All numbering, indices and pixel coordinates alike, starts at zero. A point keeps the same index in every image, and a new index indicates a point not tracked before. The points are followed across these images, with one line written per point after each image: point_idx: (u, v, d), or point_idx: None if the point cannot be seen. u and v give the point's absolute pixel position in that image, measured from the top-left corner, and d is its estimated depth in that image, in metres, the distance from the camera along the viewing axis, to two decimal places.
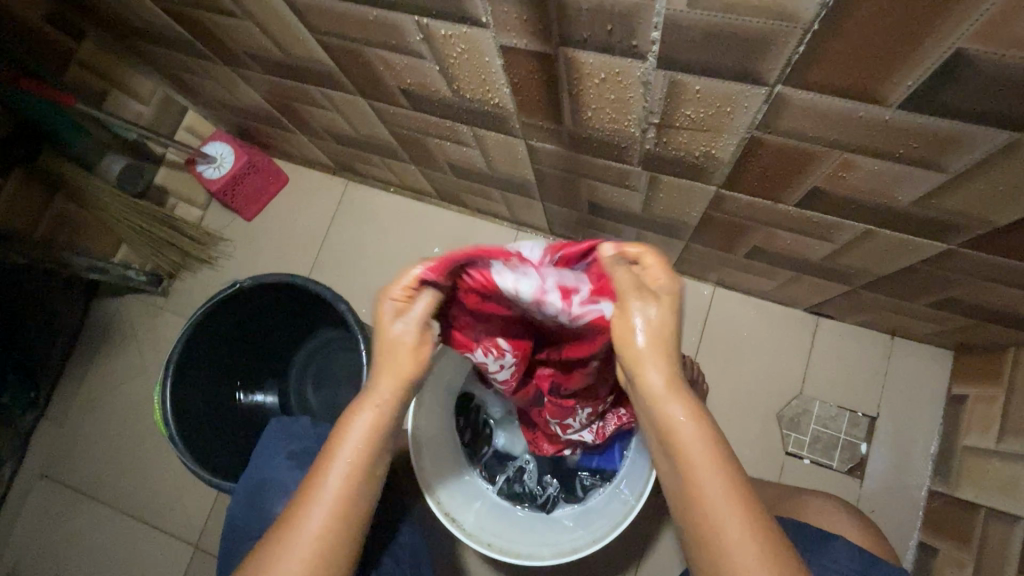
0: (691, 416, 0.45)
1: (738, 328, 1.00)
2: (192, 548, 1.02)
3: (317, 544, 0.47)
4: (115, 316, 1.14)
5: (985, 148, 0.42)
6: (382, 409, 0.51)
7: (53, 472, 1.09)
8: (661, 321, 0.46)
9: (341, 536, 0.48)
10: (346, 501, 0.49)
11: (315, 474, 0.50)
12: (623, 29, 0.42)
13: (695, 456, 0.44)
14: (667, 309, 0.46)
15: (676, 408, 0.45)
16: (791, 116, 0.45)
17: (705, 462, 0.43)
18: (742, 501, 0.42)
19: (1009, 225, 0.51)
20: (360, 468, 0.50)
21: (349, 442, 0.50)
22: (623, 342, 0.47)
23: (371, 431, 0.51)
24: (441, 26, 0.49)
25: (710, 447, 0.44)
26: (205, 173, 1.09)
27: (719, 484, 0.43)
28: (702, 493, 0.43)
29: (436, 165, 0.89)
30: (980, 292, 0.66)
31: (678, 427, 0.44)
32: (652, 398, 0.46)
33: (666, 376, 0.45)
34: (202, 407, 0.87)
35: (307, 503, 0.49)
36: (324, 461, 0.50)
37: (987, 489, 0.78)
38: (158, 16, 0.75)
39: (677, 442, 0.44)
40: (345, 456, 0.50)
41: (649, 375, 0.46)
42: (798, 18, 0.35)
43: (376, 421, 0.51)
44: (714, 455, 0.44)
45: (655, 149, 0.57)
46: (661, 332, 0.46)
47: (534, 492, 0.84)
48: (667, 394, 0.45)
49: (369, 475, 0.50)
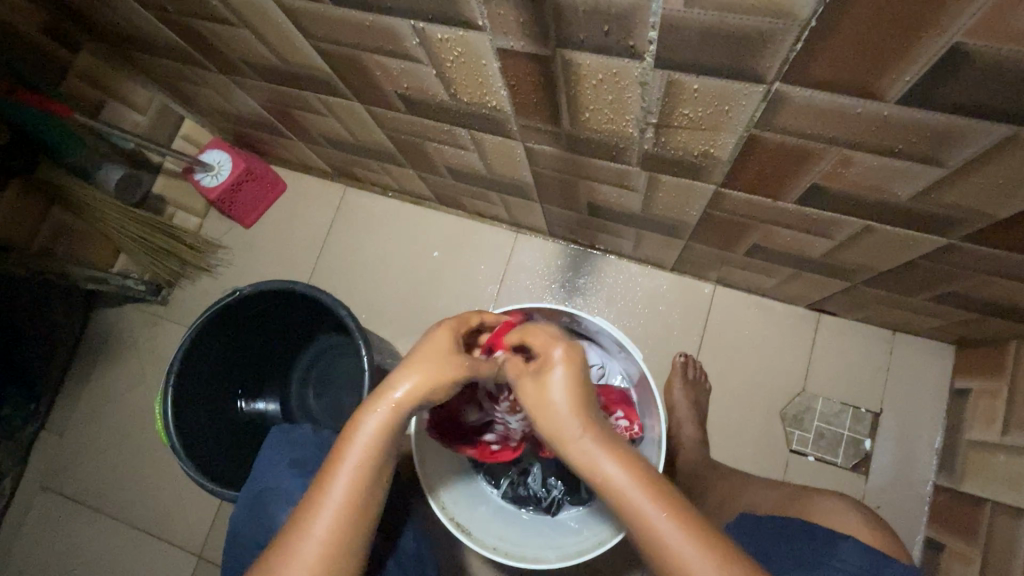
0: (625, 464, 0.48)
1: (738, 326, 1.00)
2: (195, 558, 1.02)
3: (324, 549, 0.47)
4: (114, 326, 1.13)
5: (985, 140, 0.41)
6: (391, 411, 0.51)
7: (54, 485, 1.09)
8: (569, 388, 0.51)
9: (346, 541, 0.48)
10: (351, 506, 0.49)
11: (323, 477, 0.50)
12: (619, 29, 0.42)
13: (637, 501, 0.46)
14: (570, 371, 0.52)
15: (609, 465, 0.48)
16: (790, 113, 0.45)
17: (649, 504, 0.46)
18: (689, 527, 0.45)
19: (1008, 218, 0.51)
20: (366, 471, 0.50)
21: (355, 447, 0.50)
22: (547, 419, 0.51)
23: (379, 432, 0.51)
24: (437, 29, 0.49)
25: (646, 488, 0.47)
26: (203, 181, 1.08)
27: (666, 517, 0.45)
28: (656, 536, 0.45)
29: (435, 169, 0.89)
30: (980, 286, 0.66)
31: (616, 479, 0.47)
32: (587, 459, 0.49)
33: (593, 432, 0.49)
34: (203, 416, 0.86)
35: (314, 507, 0.49)
36: (332, 466, 0.50)
37: (992, 484, 0.78)
38: (153, 25, 0.75)
39: (617, 493, 0.47)
40: (352, 457, 0.50)
41: (577, 434, 0.50)
42: (795, 15, 0.35)
43: (382, 426, 0.51)
44: (652, 494, 0.47)
45: (653, 149, 0.57)
46: (575, 395, 0.51)
47: (538, 494, 0.81)
48: (597, 451, 0.49)
49: (375, 482, 0.50)
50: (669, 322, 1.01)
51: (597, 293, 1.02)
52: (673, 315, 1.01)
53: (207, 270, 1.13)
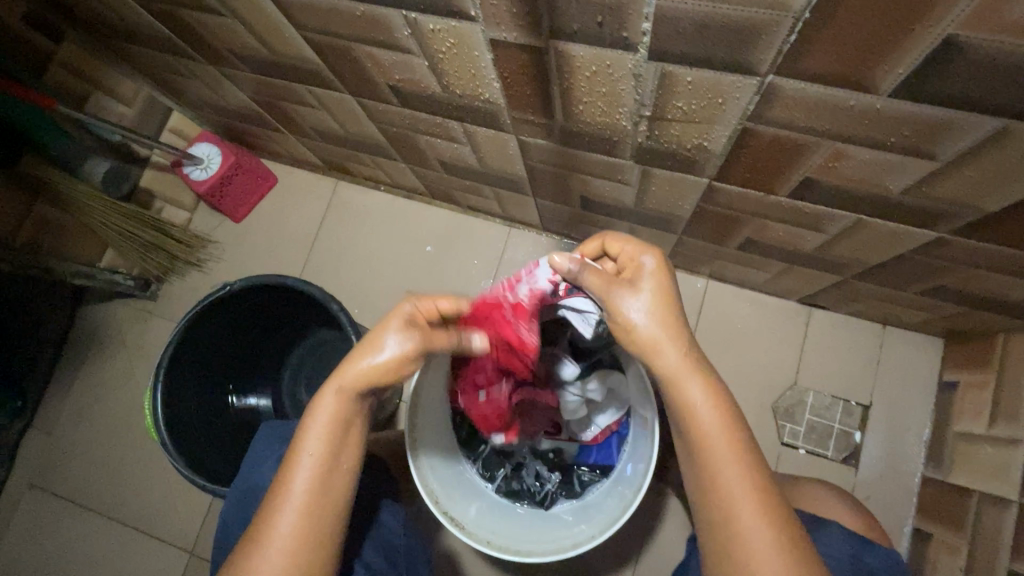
0: (708, 394, 0.49)
1: (731, 319, 1.00)
2: (187, 556, 1.01)
3: (291, 534, 0.49)
4: (102, 322, 1.12)
5: (975, 134, 0.42)
6: (343, 393, 0.52)
7: (42, 482, 1.08)
8: (660, 304, 0.50)
9: (315, 523, 0.50)
10: (314, 492, 0.50)
11: (286, 470, 0.51)
12: (613, 20, 0.41)
13: (713, 442, 0.48)
14: (663, 287, 0.51)
15: (694, 387, 0.49)
16: (783, 106, 0.45)
17: (722, 441, 0.48)
18: (752, 476, 0.47)
19: (997, 211, 0.51)
20: (326, 458, 0.51)
21: (311, 437, 0.52)
22: (632, 334, 0.51)
23: (334, 421, 0.52)
24: (429, 20, 0.49)
25: (724, 425, 0.48)
26: (192, 175, 1.07)
27: (734, 459, 0.47)
28: (719, 478, 0.47)
29: (426, 162, 0.89)
30: (969, 280, 0.67)
31: (694, 406, 0.49)
32: (667, 377, 0.50)
33: (682, 354, 0.49)
34: (194, 412, 0.86)
35: (279, 496, 0.51)
36: (291, 459, 0.52)
37: (979, 474, 0.79)
38: (140, 15, 0.73)
39: (695, 420, 0.49)
40: (310, 449, 0.51)
41: (665, 353, 0.49)
42: (789, 6, 0.35)
43: (338, 413, 0.52)
44: (730, 433, 0.48)
45: (647, 142, 0.57)
46: (661, 310, 0.50)
47: (532, 488, 0.83)
48: (682, 373, 0.49)
49: (334, 464, 0.52)
50: None
51: None
52: None
53: (197, 265, 1.12)
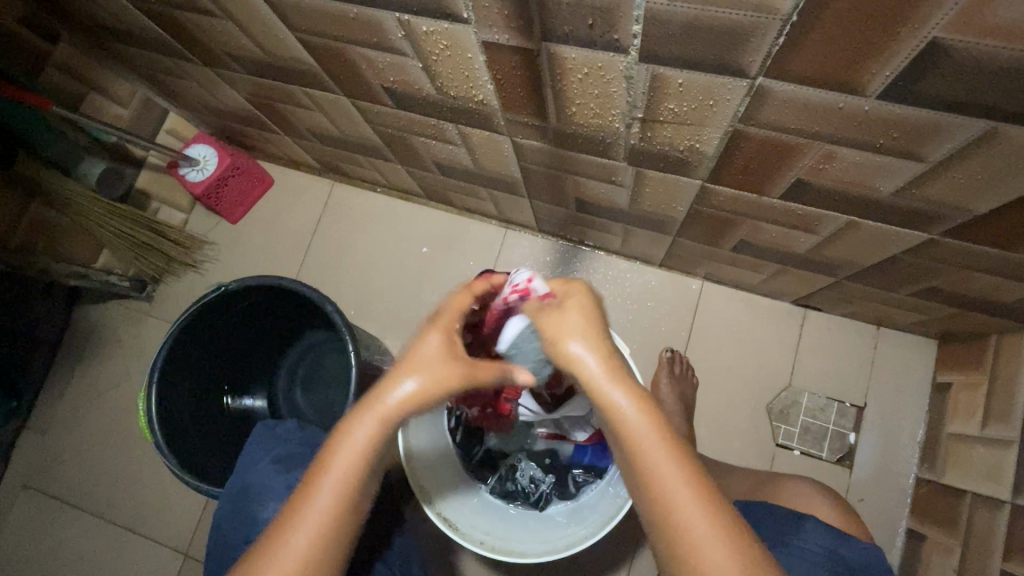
0: (634, 399, 0.44)
1: (725, 321, 1.00)
2: (182, 557, 1.01)
3: (301, 559, 0.44)
4: (98, 323, 1.12)
5: (964, 136, 0.42)
6: (384, 420, 0.46)
7: (37, 484, 1.07)
8: (584, 323, 0.47)
9: (326, 552, 0.45)
10: (334, 520, 0.45)
11: (309, 485, 0.46)
12: (603, 22, 0.42)
13: (650, 449, 0.44)
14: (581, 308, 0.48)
15: (618, 393, 0.45)
16: (773, 108, 0.45)
17: (656, 445, 0.44)
18: (695, 482, 0.43)
19: (986, 213, 0.51)
20: (352, 484, 0.46)
21: (343, 458, 0.46)
22: (557, 355, 0.47)
23: (369, 446, 0.46)
24: (422, 22, 0.49)
25: (659, 434, 0.44)
26: (188, 176, 1.07)
27: (672, 463, 0.43)
28: (662, 492, 0.43)
29: (422, 164, 0.89)
30: (960, 281, 0.67)
31: (622, 411, 0.44)
32: (593, 387, 0.46)
33: (606, 362, 0.46)
34: (189, 413, 0.86)
35: (296, 513, 0.45)
36: (319, 473, 0.46)
37: (972, 475, 0.79)
38: (135, 16, 0.74)
39: (625, 427, 0.44)
40: (339, 469, 0.45)
41: (589, 363, 0.46)
42: (775, 9, 0.36)
43: (376, 439, 0.46)
44: (665, 441, 0.44)
45: (639, 144, 0.57)
46: (585, 329, 0.47)
47: (525, 489, 0.81)
48: (605, 379, 0.45)
49: (360, 494, 0.46)
50: (656, 317, 1.01)
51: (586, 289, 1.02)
52: (661, 311, 1.01)
53: (193, 266, 1.12)
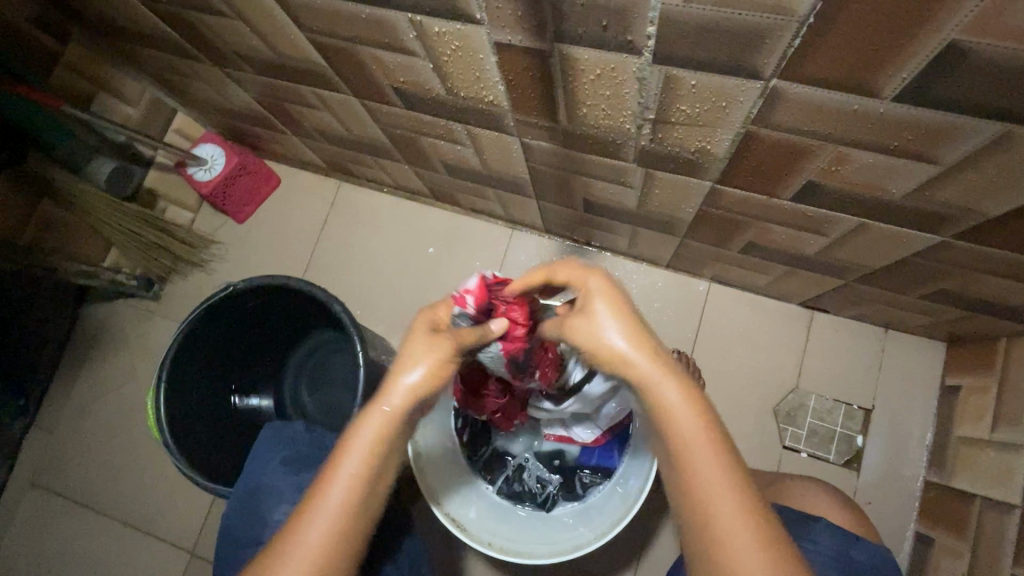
0: (684, 395, 0.46)
1: (732, 322, 1.00)
2: (188, 556, 1.01)
3: (317, 552, 0.45)
4: (106, 321, 1.12)
5: (978, 139, 0.42)
6: (393, 414, 0.48)
7: (44, 481, 1.08)
8: (622, 318, 0.49)
9: (342, 545, 0.46)
10: (348, 514, 0.46)
11: (319, 483, 0.47)
12: (617, 23, 0.42)
13: (695, 446, 0.44)
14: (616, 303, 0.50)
15: (669, 387, 0.46)
16: (787, 110, 0.45)
17: (702, 443, 0.44)
18: (734, 480, 0.43)
19: (999, 216, 0.51)
20: (361, 482, 0.47)
21: (355, 454, 0.47)
22: (600, 347, 0.49)
23: (378, 441, 0.48)
24: (434, 23, 0.49)
25: (704, 426, 0.45)
26: (195, 176, 1.07)
27: (714, 460, 0.43)
28: (700, 484, 0.43)
29: (429, 164, 0.89)
30: (970, 283, 0.67)
31: (671, 405, 0.45)
32: (644, 380, 0.47)
33: (654, 356, 0.47)
34: (196, 411, 0.86)
35: (308, 510, 0.46)
36: (329, 471, 0.47)
37: (981, 479, 0.79)
38: (145, 16, 0.74)
39: (671, 420, 0.45)
40: (351, 466, 0.47)
41: (636, 358, 0.47)
42: (793, 11, 0.36)
43: (385, 433, 0.48)
44: (708, 431, 0.45)
45: (650, 145, 0.57)
46: (626, 325, 0.49)
47: (532, 490, 0.82)
48: (656, 373, 0.46)
49: (372, 488, 0.48)
50: (663, 319, 1.01)
51: None
52: (668, 312, 1.01)
53: (200, 265, 1.12)
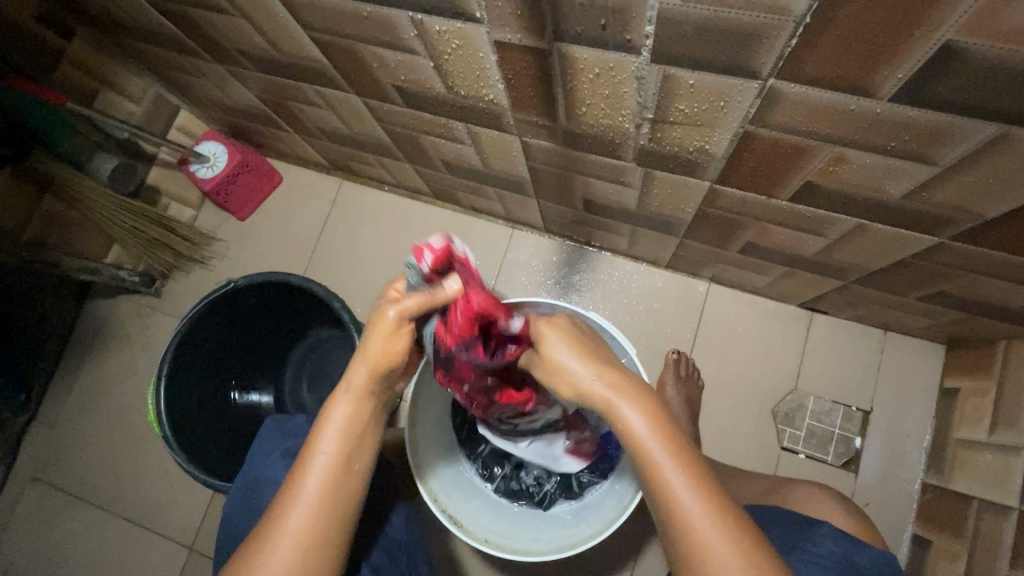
0: (646, 415, 0.46)
1: (732, 323, 1.00)
2: (187, 551, 1.01)
3: (300, 537, 0.48)
4: (107, 317, 1.13)
5: (974, 140, 0.42)
6: (357, 396, 0.52)
7: (45, 476, 1.08)
8: (576, 347, 0.50)
9: (323, 528, 0.49)
10: (327, 495, 0.50)
11: (297, 471, 0.50)
12: (616, 22, 0.42)
13: (663, 464, 0.45)
14: (571, 335, 0.52)
15: (630, 411, 0.46)
16: (784, 109, 0.45)
17: (669, 460, 0.45)
18: (706, 490, 0.44)
19: (997, 217, 0.51)
20: (336, 465, 0.51)
21: (328, 436, 0.51)
22: (561, 377, 0.50)
23: (348, 421, 0.52)
24: (435, 21, 0.50)
25: (669, 444, 0.45)
26: (198, 173, 1.07)
27: (681, 474, 0.44)
28: (669, 499, 0.44)
29: (430, 162, 0.89)
30: (969, 286, 0.67)
31: (633, 427, 0.46)
32: (605, 404, 0.47)
33: (612, 382, 0.48)
34: (196, 407, 0.86)
35: (287, 500, 0.49)
36: (305, 457, 0.51)
37: (978, 482, 0.79)
38: (149, 13, 0.74)
39: (634, 442, 0.46)
40: (325, 449, 0.51)
41: (593, 384, 0.48)
42: (790, 11, 0.36)
43: (353, 414, 0.52)
44: (673, 446, 0.45)
45: (649, 145, 0.57)
46: (582, 353, 0.50)
47: (530, 489, 0.82)
48: (615, 396, 0.47)
49: (349, 466, 0.51)
50: (663, 319, 1.01)
51: (592, 290, 1.03)
52: (667, 313, 1.02)
53: (202, 262, 1.13)
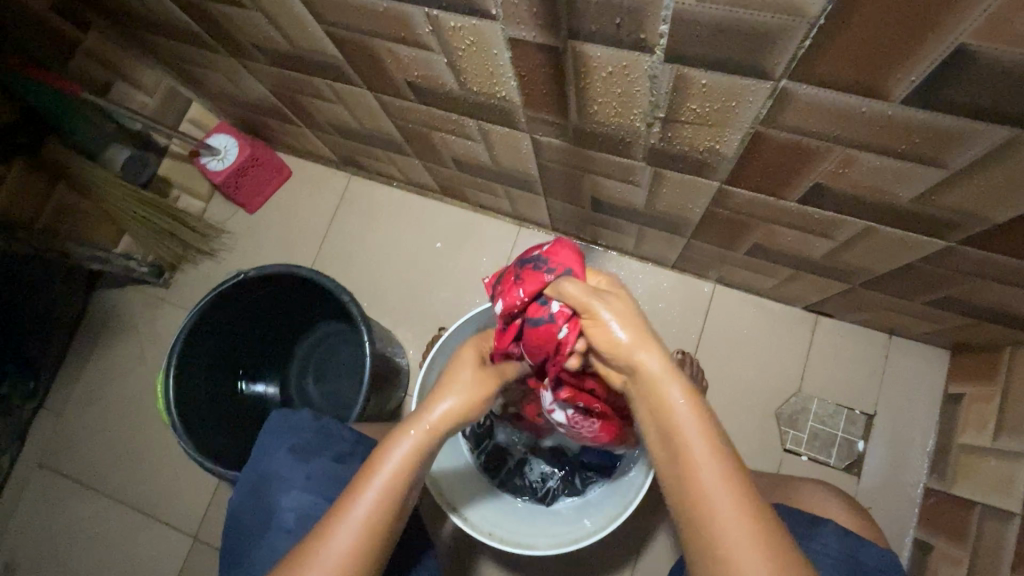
0: (689, 398, 0.47)
1: (737, 325, 1.01)
2: (191, 540, 1.02)
3: (343, 559, 0.47)
4: (116, 307, 1.13)
5: (984, 145, 0.42)
6: (430, 432, 0.54)
7: (51, 463, 1.09)
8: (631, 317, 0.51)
9: (365, 555, 0.48)
10: (376, 525, 0.49)
11: (353, 491, 0.50)
12: (630, 22, 0.42)
13: (697, 452, 0.45)
14: (627, 305, 0.53)
15: (675, 390, 0.47)
16: (796, 111, 0.45)
17: (704, 449, 0.45)
18: (734, 482, 0.43)
19: (1006, 222, 0.51)
20: (388, 503, 0.50)
21: (390, 466, 0.51)
22: (611, 347, 0.51)
23: (412, 455, 0.52)
24: (450, 18, 0.50)
25: (706, 430, 0.45)
26: (208, 165, 1.09)
27: (714, 464, 0.44)
28: (696, 484, 0.44)
29: (439, 159, 0.89)
30: (977, 291, 0.67)
31: (675, 406, 0.47)
32: (652, 379, 0.48)
33: (661, 358, 0.49)
34: (205, 397, 0.87)
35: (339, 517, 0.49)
36: (362, 481, 0.51)
37: (982, 487, 0.79)
38: (165, 6, 0.75)
39: (672, 420, 0.46)
40: (385, 476, 0.51)
41: (644, 357, 0.49)
42: (804, 12, 0.36)
43: (419, 448, 0.53)
44: (709, 434, 0.45)
45: (659, 144, 0.58)
46: (637, 323, 0.51)
47: (534, 485, 0.84)
48: (663, 374, 0.48)
49: (401, 503, 0.51)
50: (668, 319, 1.02)
51: None
52: (673, 313, 1.02)
53: (210, 254, 1.13)
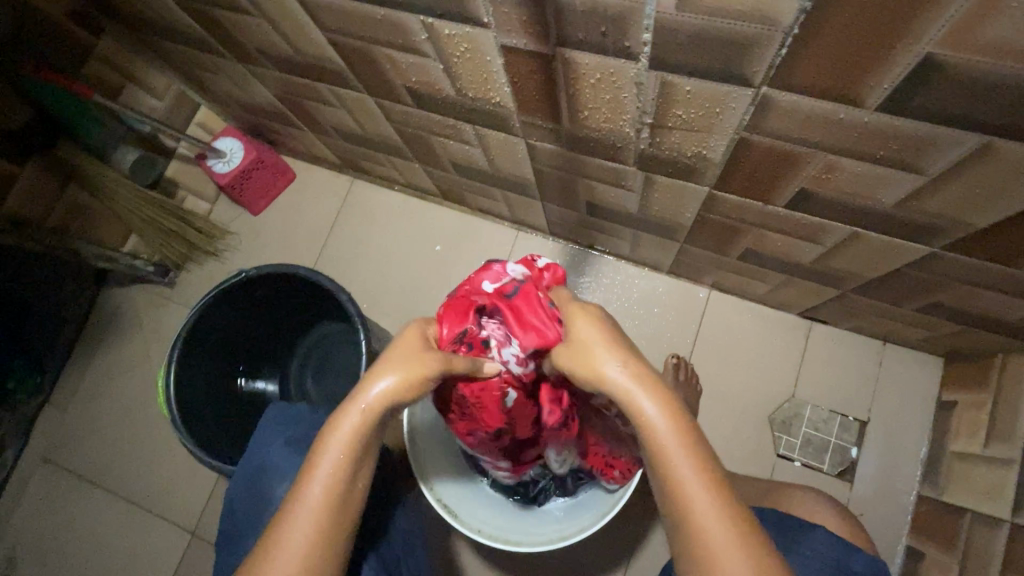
0: (665, 408, 0.44)
1: (731, 330, 1.02)
2: (189, 536, 1.04)
3: (298, 556, 0.46)
4: (121, 305, 1.16)
5: (958, 151, 0.44)
6: (365, 416, 0.49)
7: (55, 458, 1.11)
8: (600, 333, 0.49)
9: (321, 548, 0.47)
10: (327, 514, 0.48)
11: (298, 485, 0.49)
12: (616, 30, 0.44)
13: (678, 464, 0.43)
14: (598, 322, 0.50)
15: (648, 402, 0.45)
16: (777, 117, 0.47)
17: (685, 458, 0.43)
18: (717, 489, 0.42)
19: (987, 228, 0.52)
20: (332, 495, 0.48)
21: (330, 457, 0.49)
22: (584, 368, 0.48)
23: (354, 440, 0.49)
24: (445, 25, 0.52)
25: (685, 439, 0.44)
26: (214, 168, 1.10)
27: (694, 472, 0.43)
28: (682, 500, 0.43)
29: (439, 163, 0.91)
30: (964, 297, 0.68)
31: (650, 419, 0.44)
32: (620, 392, 0.46)
33: (631, 370, 0.46)
34: (205, 394, 0.89)
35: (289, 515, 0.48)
36: (306, 474, 0.49)
37: (973, 494, 0.79)
38: (174, 12, 0.77)
39: (648, 433, 0.44)
40: (326, 468, 0.48)
41: (614, 372, 0.46)
42: (779, 21, 0.38)
43: (357, 434, 0.49)
44: (690, 443, 0.44)
45: (648, 149, 0.59)
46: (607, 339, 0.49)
47: (524, 485, 0.83)
48: (634, 387, 0.45)
49: (348, 489, 0.49)
50: (663, 324, 1.03)
51: (595, 293, 1.04)
52: (668, 318, 1.03)
53: (215, 255, 1.16)
